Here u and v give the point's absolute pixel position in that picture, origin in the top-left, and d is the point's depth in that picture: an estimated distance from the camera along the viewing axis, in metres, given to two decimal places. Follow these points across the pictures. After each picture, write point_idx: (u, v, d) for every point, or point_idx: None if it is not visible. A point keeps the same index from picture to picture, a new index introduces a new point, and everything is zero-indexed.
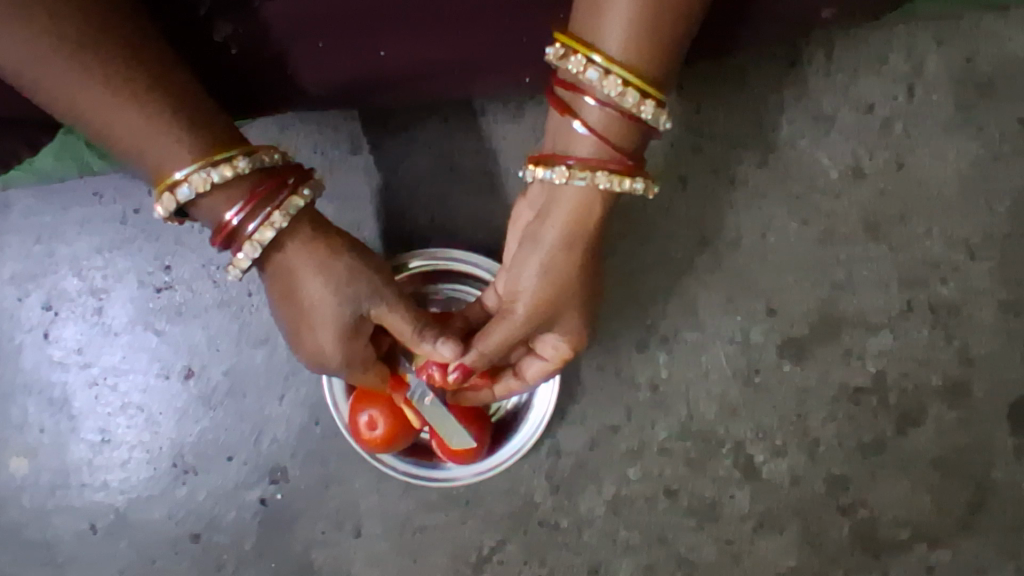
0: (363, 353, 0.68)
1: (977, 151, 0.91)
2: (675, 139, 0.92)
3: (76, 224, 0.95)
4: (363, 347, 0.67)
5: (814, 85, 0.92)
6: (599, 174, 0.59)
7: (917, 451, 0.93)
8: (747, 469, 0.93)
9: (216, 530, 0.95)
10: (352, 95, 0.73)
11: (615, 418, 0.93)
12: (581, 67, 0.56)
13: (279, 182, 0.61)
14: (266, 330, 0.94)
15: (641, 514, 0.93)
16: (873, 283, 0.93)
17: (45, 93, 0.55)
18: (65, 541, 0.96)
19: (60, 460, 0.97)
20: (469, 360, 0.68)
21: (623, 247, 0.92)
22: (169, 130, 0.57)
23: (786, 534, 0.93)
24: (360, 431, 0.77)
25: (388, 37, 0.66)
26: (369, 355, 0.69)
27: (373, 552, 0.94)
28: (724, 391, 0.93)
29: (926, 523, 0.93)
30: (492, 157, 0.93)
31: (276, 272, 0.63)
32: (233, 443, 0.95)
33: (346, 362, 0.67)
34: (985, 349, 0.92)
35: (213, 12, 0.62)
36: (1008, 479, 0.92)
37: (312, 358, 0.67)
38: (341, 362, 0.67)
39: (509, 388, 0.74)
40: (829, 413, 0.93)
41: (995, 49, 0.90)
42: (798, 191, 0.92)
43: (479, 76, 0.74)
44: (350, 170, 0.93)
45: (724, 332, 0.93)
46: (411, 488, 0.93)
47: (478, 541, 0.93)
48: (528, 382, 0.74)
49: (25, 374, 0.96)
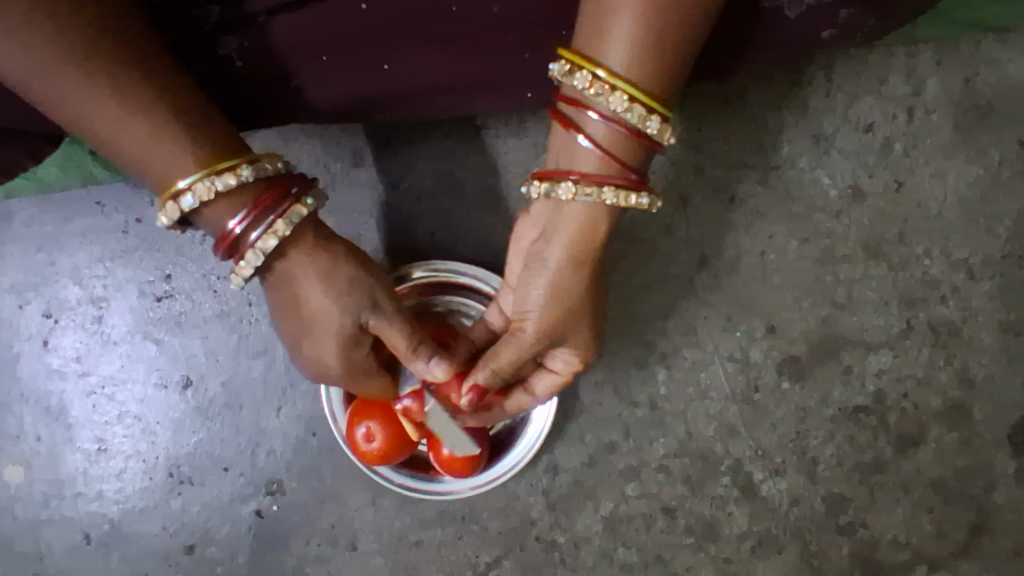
0: (366, 364, 0.68)
1: (977, 172, 0.92)
2: (676, 158, 0.92)
3: (77, 234, 0.95)
4: (363, 357, 0.67)
5: (815, 104, 0.92)
6: (604, 190, 0.59)
7: (917, 473, 0.92)
8: (746, 488, 0.92)
9: (210, 543, 0.95)
10: (355, 112, 0.74)
11: (614, 435, 0.93)
12: (586, 83, 0.56)
13: (283, 191, 0.61)
14: (265, 341, 0.94)
15: (639, 532, 0.92)
16: (872, 302, 0.93)
17: (52, 104, 0.56)
18: (57, 553, 0.95)
19: (55, 470, 0.96)
20: (481, 380, 0.68)
21: (624, 264, 0.92)
22: (174, 140, 0.58)
23: (785, 554, 0.92)
24: (358, 443, 0.76)
25: (394, 51, 0.66)
26: (371, 365, 0.68)
27: (367, 568, 0.93)
28: (723, 410, 0.93)
29: (927, 546, 0.92)
30: (493, 173, 0.94)
31: (279, 281, 0.63)
32: (230, 454, 0.94)
33: (348, 372, 0.67)
34: (986, 370, 0.92)
35: (221, 26, 0.63)
36: (1009, 502, 0.91)
37: (316, 370, 0.67)
38: (341, 372, 0.67)
39: (520, 404, 0.73)
40: (828, 433, 0.92)
41: (995, 71, 0.91)
42: (798, 210, 0.93)
43: (481, 92, 0.74)
44: (352, 183, 0.94)
45: (723, 349, 0.93)
46: (408, 504, 0.92)
47: (474, 558, 0.92)
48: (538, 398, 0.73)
49: (22, 384, 0.96)
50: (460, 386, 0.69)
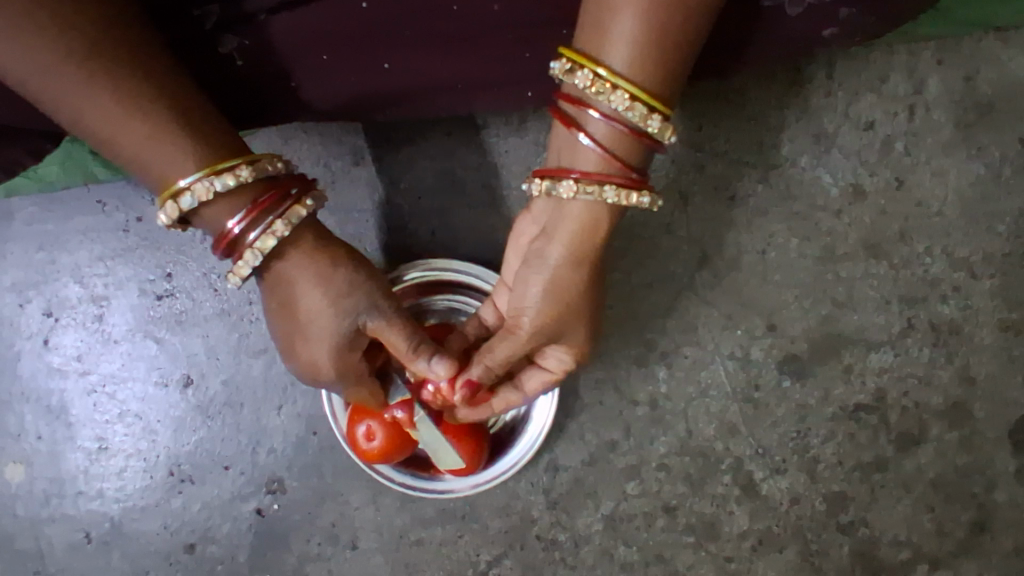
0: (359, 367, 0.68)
1: (977, 171, 0.92)
2: (677, 156, 0.92)
3: (78, 233, 0.95)
4: (357, 361, 0.67)
5: (815, 103, 0.92)
6: (605, 188, 0.59)
7: (917, 471, 0.92)
8: (747, 486, 0.92)
9: (210, 541, 0.95)
10: (355, 110, 0.74)
11: (615, 433, 0.93)
12: (588, 81, 0.56)
13: (283, 192, 0.61)
14: (265, 340, 0.94)
15: (639, 530, 0.92)
16: (873, 301, 0.93)
17: (52, 103, 0.56)
18: (58, 552, 0.95)
19: (56, 469, 0.96)
20: (475, 374, 0.68)
21: (625, 262, 0.92)
22: (173, 139, 0.58)
23: (785, 552, 0.92)
24: (358, 442, 0.76)
25: (393, 50, 0.66)
26: (363, 369, 0.69)
27: (368, 566, 0.93)
28: (723, 408, 0.93)
29: (927, 545, 0.92)
30: (493, 171, 0.94)
31: (276, 282, 0.63)
32: (230, 452, 0.94)
33: (343, 373, 0.67)
34: (986, 369, 0.92)
35: (221, 26, 0.63)
36: (1010, 501, 0.91)
37: (310, 372, 0.67)
38: (334, 376, 0.67)
39: (508, 402, 0.72)
40: (829, 431, 0.92)
41: (996, 69, 0.91)
42: (798, 208, 0.93)
43: (481, 91, 0.74)
44: (352, 182, 0.94)
45: (724, 347, 0.93)
46: (408, 502, 0.92)
47: (474, 557, 0.92)
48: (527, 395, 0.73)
49: (23, 383, 0.96)
50: (451, 382, 0.67)
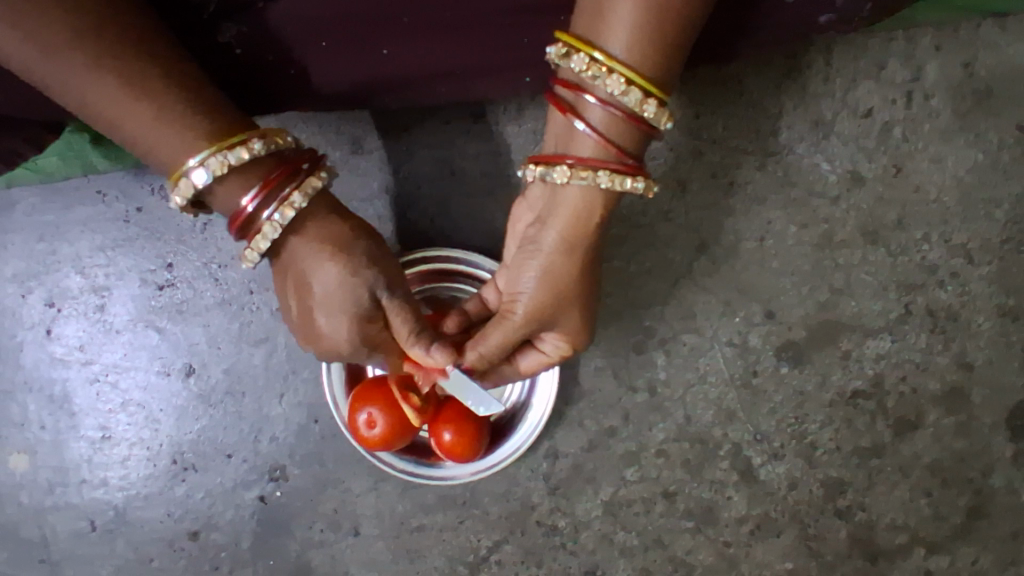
0: (377, 340, 0.67)
1: (976, 157, 0.92)
2: (675, 144, 0.92)
3: (79, 223, 0.95)
4: (377, 332, 0.67)
5: (813, 90, 0.92)
6: (600, 174, 0.59)
7: (914, 455, 0.93)
8: (745, 472, 0.93)
9: (214, 528, 0.96)
10: (352, 97, 0.74)
11: (614, 419, 0.93)
12: (584, 66, 0.57)
13: (295, 166, 0.62)
14: (266, 329, 0.94)
15: (639, 515, 0.93)
16: (871, 287, 0.93)
17: (58, 89, 0.56)
18: (63, 539, 0.97)
19: (59, 458, 0.97)
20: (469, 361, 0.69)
21: (623, 249, 0.93)
22: (177, 124, 0.58)
23: (783, 537, 0.93)
24: (359, 430, 0.77)
25: (390, 36, 0.66)
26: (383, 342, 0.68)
27: (371, 552, 0.94)
28: (722, 395, 0.93)
29: (924, 529, 0.93)
30: (492, 160, 0.94)
31: (291, 258, 0.63)
32: (232, 441, 0.95)
33: (362, 348, 0.66)
34: (984, 354, 0.92)
35: (218, 15, 0.62)
36: (1007, 485, 0.92)
37: (325, 348, 0.66)
38: (357, 348, 0.66)
39: (502, 377, 0.73)
40: (826, 417, 0.93)
41: (995, 55, 0.91)
42: (797, 195, 0.93)
43: (480, 77, 0.74)
44: (351, 172, 0.94)
45: (722, 334, 0.93)
46: (409, 490, 0.93)
47: (475, 542, 0.93)
48: (523, 373, 0.73)
49: (26, 373, 0.97)
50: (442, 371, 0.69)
